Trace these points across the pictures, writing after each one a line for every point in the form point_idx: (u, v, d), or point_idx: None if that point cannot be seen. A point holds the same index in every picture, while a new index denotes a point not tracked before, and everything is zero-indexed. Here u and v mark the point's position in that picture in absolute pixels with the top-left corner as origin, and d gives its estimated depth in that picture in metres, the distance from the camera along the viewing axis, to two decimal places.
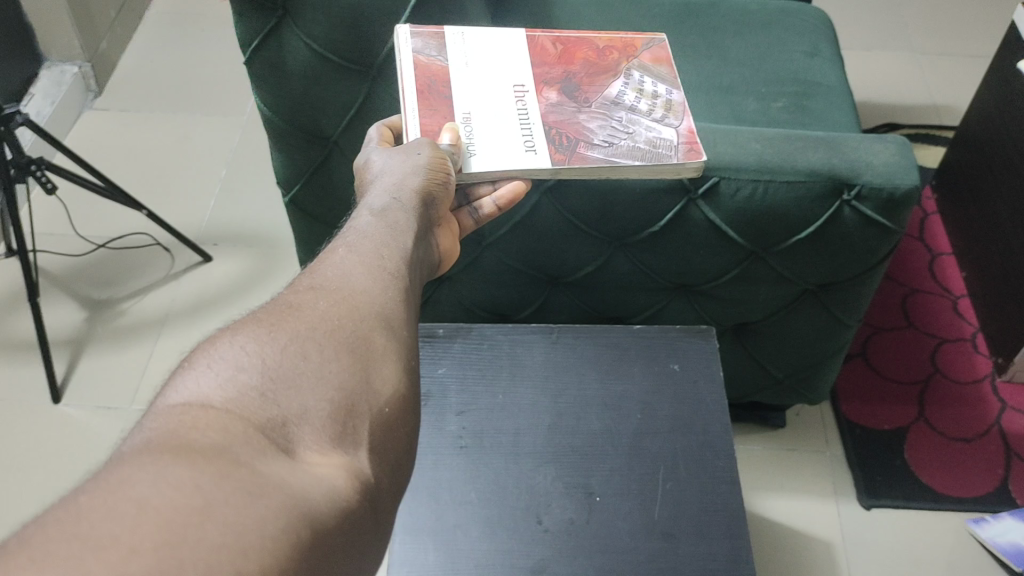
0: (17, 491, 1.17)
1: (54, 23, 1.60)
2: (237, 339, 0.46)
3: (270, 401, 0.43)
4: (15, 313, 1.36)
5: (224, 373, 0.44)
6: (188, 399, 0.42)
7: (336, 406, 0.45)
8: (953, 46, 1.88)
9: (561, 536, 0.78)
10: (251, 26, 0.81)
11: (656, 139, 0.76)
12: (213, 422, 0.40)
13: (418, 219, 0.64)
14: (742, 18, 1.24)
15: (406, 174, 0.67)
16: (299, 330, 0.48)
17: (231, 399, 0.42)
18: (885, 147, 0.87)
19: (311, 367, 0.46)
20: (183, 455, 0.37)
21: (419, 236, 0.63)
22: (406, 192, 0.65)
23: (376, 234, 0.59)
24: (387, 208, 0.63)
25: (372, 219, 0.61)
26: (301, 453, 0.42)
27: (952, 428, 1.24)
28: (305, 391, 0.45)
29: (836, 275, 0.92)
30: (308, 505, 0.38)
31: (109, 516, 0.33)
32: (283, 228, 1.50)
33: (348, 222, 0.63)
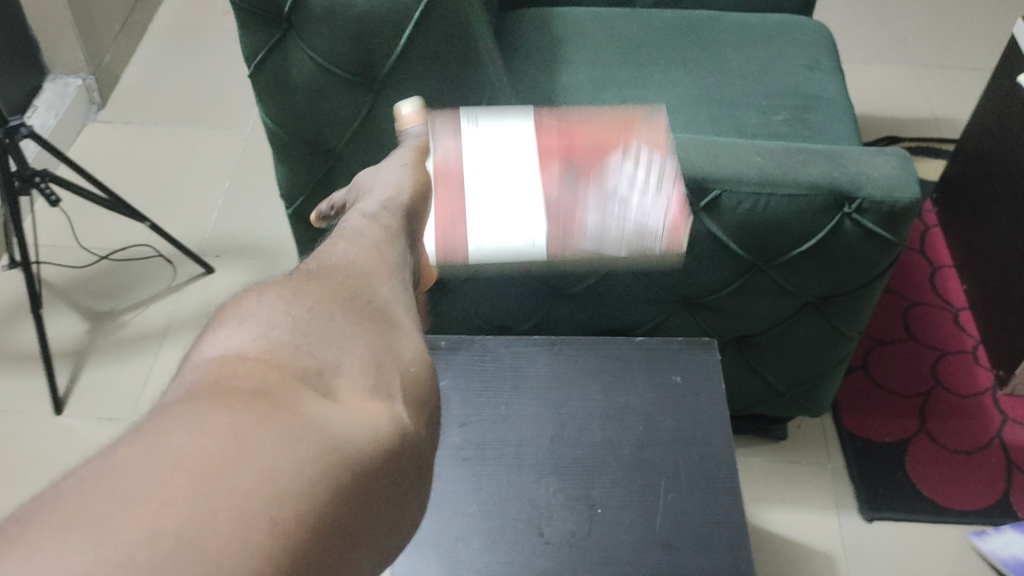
0: (17, 501, 1.17)
1: (58, 36, 1.61)
2: (264, 299, 0.47)
3: (304, 353, 0.43)
4: (17, 324, 1.36)
5: (256, 328, 0.44)
6: (222, 352, 0.42)
7: (369, 363, 0.45)
8: (953, 59, 1.89)
9: (563, 549, 0.78)
10: (257, 40, 0.82)
11: (642, 222, 0.83)
12: (251, 369, 0.40)
13: (406, 224, 0.65)
14: (743, 32, 1.25)
15: (393, 189, 0.70)
16: (321, 295, 0.48)
17: (264, 348, 0.43)
18: (886, 159, 0.88)
19: (336, 327, 0.46)
20: (221, 401, 0.37)
21: (408, 240, 0.63)
22: (396, 204, 0.67)
23: (371, 234, 0.59)
24: (377, 212, 0.64)
25: (364, 220, 0.62)
26: (341, 397, 0.42)
27: (954, 440, 1.24)
28: (336, 348, 0.45)
29: (837, 287, 0.92)
30: (349, 448, 0.38)
31: (143, 470, 0.33)
32: (284, 240, 1.51)
33: (341, 221, 0.63)
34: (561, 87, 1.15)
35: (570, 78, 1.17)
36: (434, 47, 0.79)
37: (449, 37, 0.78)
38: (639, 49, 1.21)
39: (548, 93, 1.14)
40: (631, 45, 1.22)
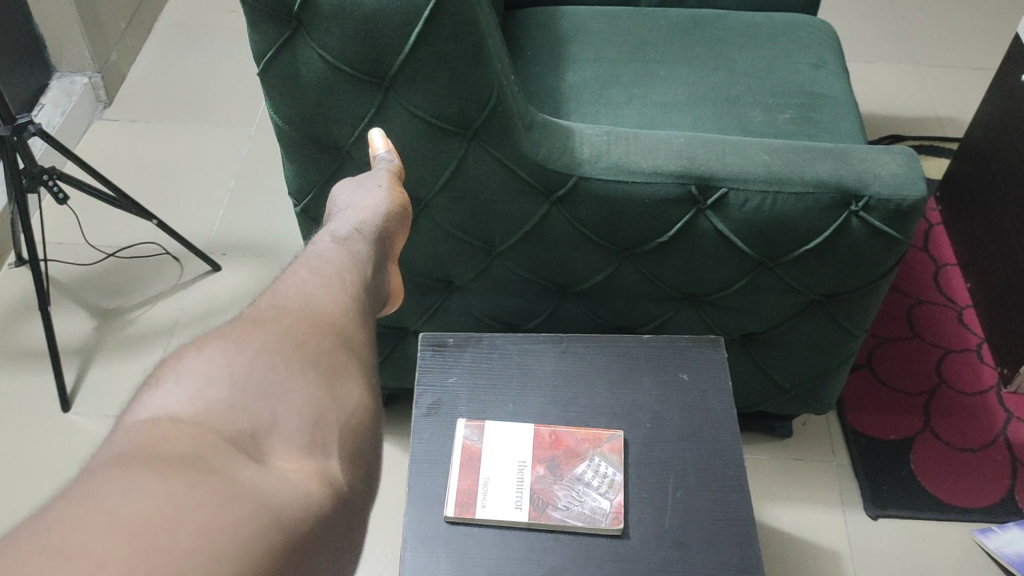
0: (27, 499, 1.17)
1: (64, 34, 1.61)
2: (204, 354, 0.47)
3: (240, 413, 0.44)
4: (24, 321, 1.37)
5: (193, 388, 0.45)
6: (156, 414, 0.43)
7: (305, 419, 0.46)
8: (957, 58, 1.89)
9: (572, 546, 0.78)
10: (266, 37, 0.80)
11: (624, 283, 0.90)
12: (182, 433, 0.41)
13: (372, 248, 0.69)
14: (748, 31, 1.25)
15: (367, 210, 0.75)
16: (264, 342, 0.49)
17: (200, 412, 0.43)
18: (894, 157, 0.88)
19: (278, 380, 0.47)
20: (152, 465, 0.37)
21: (375, 265, 0.68)
22: (368, 228, 0.72)
23: (338, 259, 0.63)
24: (349, 237, 0.69)
25: (337, 246, 0.66)
26: (272, 461, 0.42)
27: (958, 438, 1.24)
28: (274, 405, 0.46)
29: (843, 286, 0.93)
30: (279, 507, 0.39)
31: (80, 528, 0.33)
32: (290, 237, 1.51)
33: (312, 244, 0.67)
34: (568, 87, 1.15)
35: (575, 77, 1.17)
36: (444, 49, 0.76)
37: (457, 37, 0.75)
38: (645, 49, 1.22)
39: (554, 93, 1.15)
40: (637, 44, 1.22)
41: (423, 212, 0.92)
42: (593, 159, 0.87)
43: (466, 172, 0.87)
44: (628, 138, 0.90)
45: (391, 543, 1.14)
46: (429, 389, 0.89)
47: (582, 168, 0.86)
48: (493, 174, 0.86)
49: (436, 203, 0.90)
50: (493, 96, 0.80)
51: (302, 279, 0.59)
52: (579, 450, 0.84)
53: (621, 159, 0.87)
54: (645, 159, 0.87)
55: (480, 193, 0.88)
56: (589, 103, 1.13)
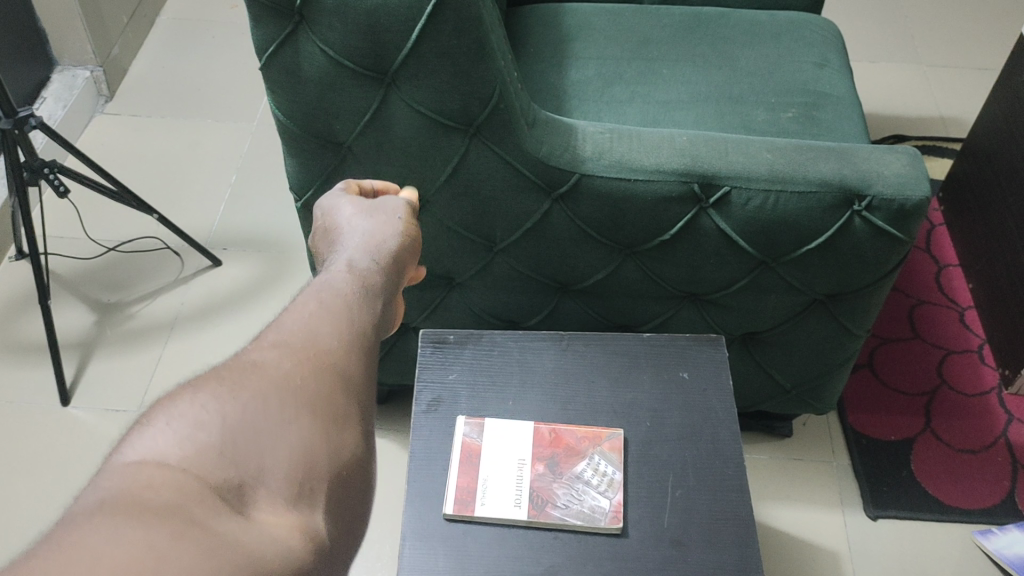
0: (25, 494, 1.17)
1: (66, 27, 1.61)
2: (198, 398, 0.46)
3: (229, 460, 0.43)
4: (24, 314, 1.37)
5: (183, 430, 0.44)
6: (144, 456, 0.42)
7: (294, 468, 0.45)
8: (960, 58, 1.89)
9: (571, 543, 0.78)
10: (268, 32, 0.79)
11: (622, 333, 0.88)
12: (168, 480, 0.40)
13: (385, 276, 0.67)
14: (751, 28, 1.25)
15: (383, 236, 0.70)
16: (261, 390, 0.48)
17: (189, 457, 0.42)
18: (898, 157, 0.88)
19: (270, 427, 0.46)
20: (136, 512, 0.37)
21: (387, 295, 0.65)
22: (381, 255, 0.68)
23: (347, 288, 0.61)
24: (364, 267, 0.65)
25: (346, 273, 0.64)
26: (254, 514, 0.42)
27: (960, 440, 1.24)
28: (265, 450, 0.45)
29: (845, 286, 0.93)
30: (258, 566, 0.38)
31: None
32: (293, 232, 1.51)
33: (324, 274, 0.64)
34: (570, 85, 1.15)
35: (578, 75, 1.17)
36: (446, 45, 0.76)
37: (460, 32, 0.75)
38: (648, 46, 1.21)
39: (557, 91, 1.14)
40: (640, 42, 1.22)
41: (424, 208, 0.91)
42: (596, 156, 0.87)
43: (468, 168, 0.86)
44: (630, 135, 0.89)
45: (390, 540, 1.14)
46: (429, 386, 0.89)
47: (585, 165, 0.86)
48: (494, 170, 0.86)
49: (437, 199, 0.90)
50: (496, 92, 0.80)
51: (308, 305, 0.58)
52: (579, 449, 0.84)
53: (624, 158, 0.87)
54: (648, 157, 0.87)
55: (481, 189, 0.88)
56: (592, 101, 1.13)
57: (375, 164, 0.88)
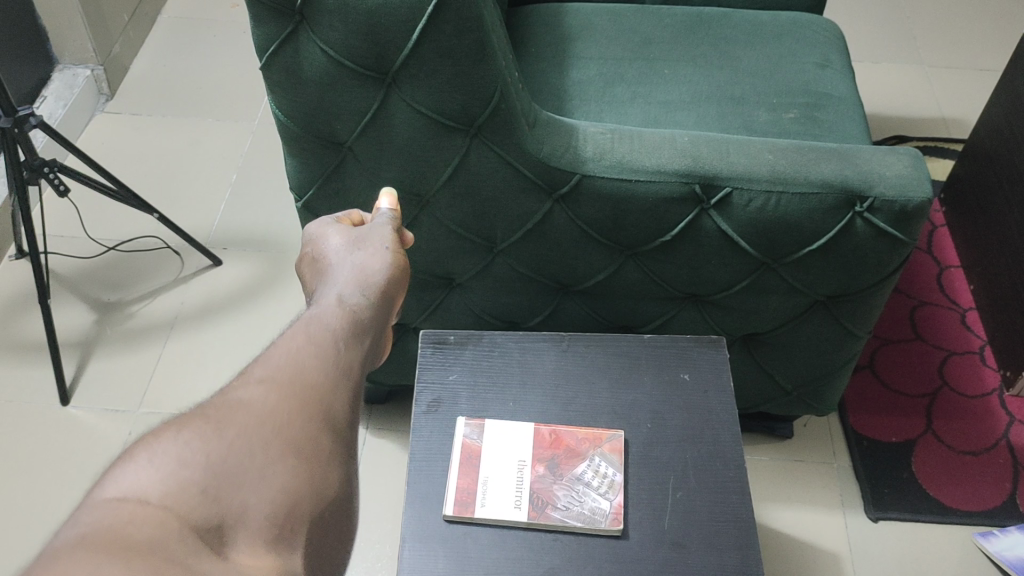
0: (24, 492, 1.17)
1: (67, 25, 1.60)
2: (182, 434, 0.46)
3: (211, 498, 0.43)
4: (24, 313, 1.36)
5: (166, 466, 0.43)
6: (125, 492, 0.41)
7: (275, 510, 0.45)
8: (963, 58, 1.88)
9: (571, 545, 0.78)
10: (268, 32, 0.78)
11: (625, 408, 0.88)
12: (149, 518, 0.40)
13: (376, 313, 0.64)
14: (753, 29, 1.24)
15: (373, 267, 0.68)
16: (247, 427, 0.48)
17: (170, 493, 0.42)
18: (899, 159, 0.88)
19: (255, 466, 0.46)
20: (118, 554, 0.37)
21: (375, 333, 0.63)
22: (372, 287, 0.66)
23: (336, 323, 0.60)
24: (354, 300, 0.63)
25: (336, 307, 0.62)
26: (232, 557, 0.41)
27: (961, 441, 1.24)
28: (247, 491, 0.45)
29: (846, 286, 0.92)
30: None
31: None
32: (292, 232, 1.50)
33: (314, 307, 0.62)
34: (571, 86, 1.15)
35: (579, 75, 1.16)
36: (447, 45, 0.76)
37: (460, 33, 0.75)
38: (649, 47, 1.21)
39: (558, 92, 1.14)
40: (642, 42, 1.21)
41: (425, 208, 0.91)
42: (597, 157, 0.86)
43: (468, 169, 0.86)
44: (631, 136, 0.89)
45: (390, 541, 1.14)
46: (429, 387, 0.89)
47: (586, 165, 0.86)
48: (495, 170, 0.86)
49: (437, 199, 0.90)
50: (497, 93, 0.80)
51: (297, 334, 0.57)
52: (579, 450, 0.83)
53: (624, 158, 0.86)
54: (649, 157, 0.86)
55: (481, 190, 0.88)
56: (593, 102, 1.13)
57: (376, 166, 0.88)
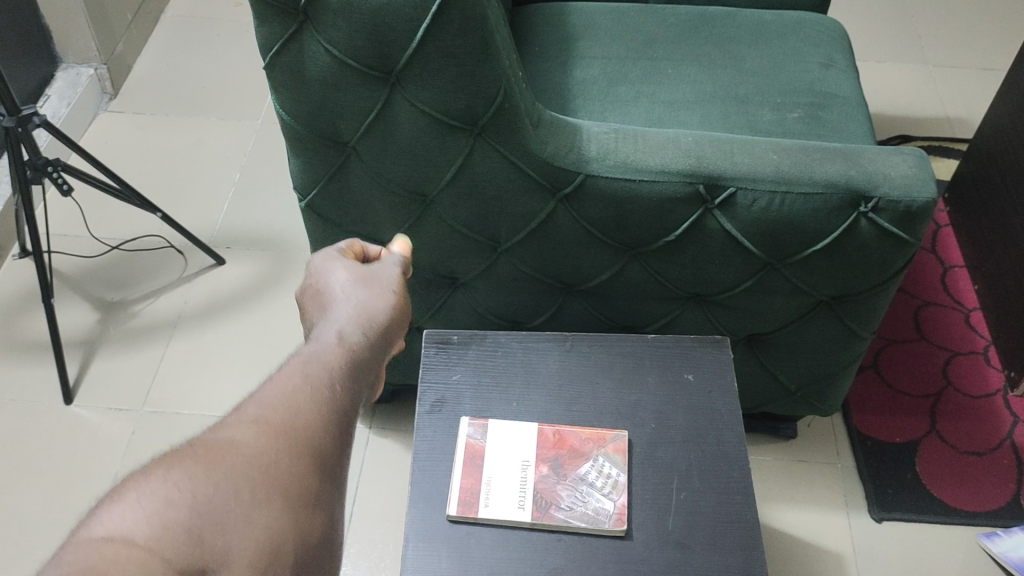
0: (27, 491, 1.17)
1: (71, 24, 1.61)
2: (169, 474, 0.45)
3: (196, 540, 0.43)
4: (27, 312, 1.37)
5: (152, 506, 0.43)
6: (109, 533, 0.41)
7: (261, 552, 0.44)
8: (967, 57, 1.88)
9: (575, 546, 0.78)
10: (271, 31, 0.78)
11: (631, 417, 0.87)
12: (133, 560, 0.40)
13: (375, 355, 0.63)
14: (757, 28, 1.24)
15: (376, 307, 0.66)
16: (235, 467, 0.47)
17: (154, 535, 0.41)
18: (904, 159, 0.88)
19: (241, 508, 0.45)
20: None
21: (371, 378, 0.61)
22: (374, 328, 0.64)
23: (334, 362, 0.58)
24: (354, 340, 0.62)
25: (336, 344, 0.60)
26: None
27: (965, 442, 1.23)
28: (232, 533, 0.44)
29: (851, 286, 0.92)
30: None
31: None
32: (295, 231, 1.50)
33: (313, 342, 0.61)
34: (575, 85, 1.15)
35: (583, 74, 1.16)
36: (451, 44, 0.75)
37: (465, 33, 0.75)
38: (653, 46, 1.21)
39: (562, 91, 1.14)
40: (645, 41, 1.21)
41: (429, 207, 0.91)
42: (601, 157, 0.86)
43: (472, 168, 0.86)
44: (636, 136, 0.89)
45: (392, 540, 1.14)
46: (433, 387, 0.89)
47: (590, 165, 0.86)
48: (499, 170, 0.86)
49: (441, 199, 0.90)
50: (500, 93, 0.80)
51: (295, 373, 0.56)
52: (582, 451, 0.83)
53: (628, 158, 0.86)
54: (653, 157, 0.86)
55: (485, 190, 0.88)
56: (597, 101, 1.12)
57: (379, 166, 0.87)
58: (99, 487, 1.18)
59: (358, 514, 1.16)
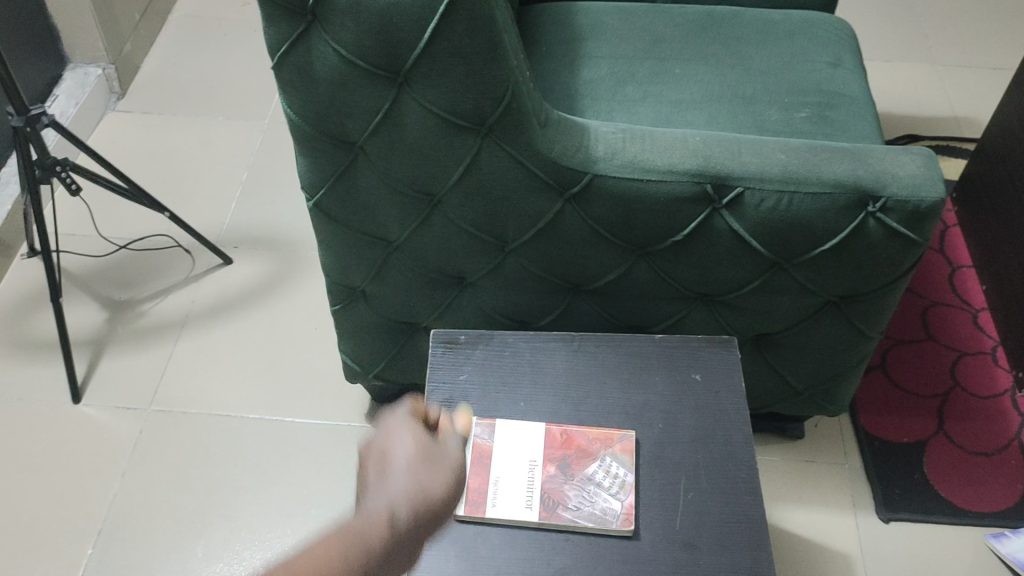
0: (35, 490, 1.18)
1: (79, 24, 1.61)
2: None
3: None
4: (36, 312, 1.37)
5: None
6: None
7: None
8: (975, 57, 1.88)
9: (583, 545, 0.78)
10: (279, 31, 0.78)
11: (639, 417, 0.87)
12: None
13: (410, 536, 0.64)
14: (765, 27, 1.24)
15: (428, 478, 0.68)
16: None
17: None
18: (912, 158, 0.87)
19: None
20: None
21: (401, 562, 0.63)
22: (414, 511, 0.65)
23: (376, 534, 0.60)
24: (397, 516, 0.63)
25: (384, 501, 0.64)
26: None
27: (973, 442, 1.23)
28: None
29: (859, 286, 0.92)
30: None
31: None
32: (303, 231, 1.51)
33: (366, 506, 0.64)
34: (582, 85, 1.15)
35: (590, 74, 1.16)
36: (459, 44, 0.75)
37: (473, 32, 0.75)
38: (661, 46, 1.21)
39: (569, 91, 1.14)
40: (653, 41, 1.21)
41: (437, 207, 0.91)
42: (608, 156, 0.86)
43: (480, 168, 0.86)
44: (644, 135, 0.89)
45: None
46: (440, 386, 0.89)
47: (597, 165, 0.86)
48: (506, 170, 0.86)
49: (449, 199, 0.90)
50: (508, 93, 0.80)
51: (381, 494, 0.65)
52: (590, 450, 0.83)
53: (635, 158, 0.86)
54: (661, 157, 0.86)
55: (493, 189, 0.88)
56: (604, 101, 1.12)
57: (387, 166, 0.87)
58: (107, 487, 1.18)
59: None
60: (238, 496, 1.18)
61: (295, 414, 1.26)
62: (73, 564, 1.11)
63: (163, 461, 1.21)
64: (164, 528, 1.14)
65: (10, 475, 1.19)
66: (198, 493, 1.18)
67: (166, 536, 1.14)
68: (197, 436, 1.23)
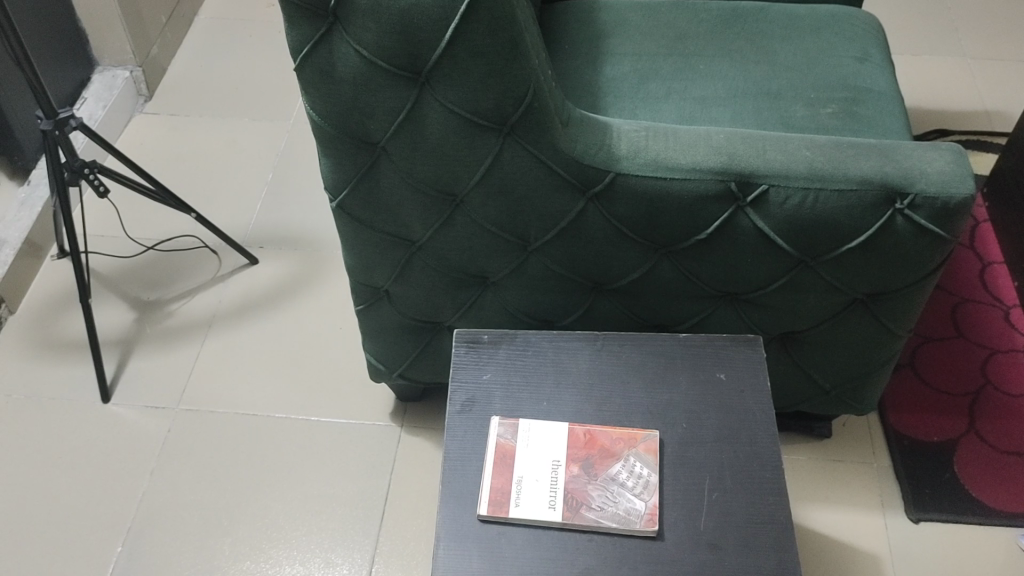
0: (66, 488, 1.19)
1: (107, 28, 1.63)
2: None
3: None
4: (66, 312, 1.39)
5: None
6: None
7: None
8: (1007, 50, 1.85)
9: (607, 546, 0.78)
10: (301, 34, 0.77)
11: (662, 416, 0.86)
12: None
13: None
14: (790, 23, 1.23)
15: None
16: None
17: None
18: (941, 154, 0.86)
19: None
20: None
21: None
22: None
23: None
24: None
25: None
26: None
27: (1005, 441, 1.21)
28: None
29: (886, 285, 0.91)
30: None
31: None
32: (329, 231, 1.51)
33: None
34: (604, 83, 1.14)
35: (613, 72, 1.16)
36: (480, 44, 0.75)
37: (494, 32, 0.75)
38: (684, 42, 1.20)
39: (592, 89, 1.13)
40: (677, 38, 1.20)
41: (459, 206, 0.91)
42: (631, 154, 0.86)
43: (502, 168, 0.86)
44: (667, 134, 0.88)
45: (424, 539, 1.14)
46: (463, 386, 0.89)
47: (620, 164, 0.85)
48: (529, 169, 0.85)
49: (472, 199, 0.89)
50: (530, 92, 0.79)
51: None
52: (613, 451, 0.83)
53: (659, 156, 0.86)
54: (684, 155, 0.86)
55: (516, 189, 0.87)
56: (627, 99, 1.12)
57: (410, 167, 0.87)
58: (136, 487, 1.19)
59: (389, 511, 1.17)
60: (264, 495, 1.18)
61: (321, 413, 1.27)
62: (103, 563, 1.12)
63: (190, 461, 1.22)
64: (193, 527, 1.15)
65: (42, 473, 1.21)
66: (227, 492, 1.19)
67: (195, 536, 1.15)
68: (224, 436, 1.24)
